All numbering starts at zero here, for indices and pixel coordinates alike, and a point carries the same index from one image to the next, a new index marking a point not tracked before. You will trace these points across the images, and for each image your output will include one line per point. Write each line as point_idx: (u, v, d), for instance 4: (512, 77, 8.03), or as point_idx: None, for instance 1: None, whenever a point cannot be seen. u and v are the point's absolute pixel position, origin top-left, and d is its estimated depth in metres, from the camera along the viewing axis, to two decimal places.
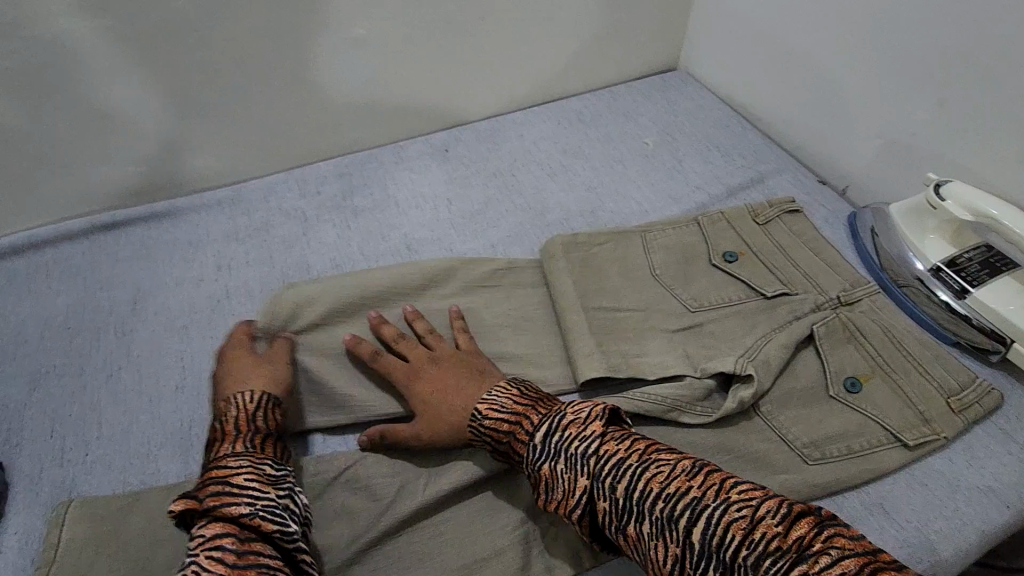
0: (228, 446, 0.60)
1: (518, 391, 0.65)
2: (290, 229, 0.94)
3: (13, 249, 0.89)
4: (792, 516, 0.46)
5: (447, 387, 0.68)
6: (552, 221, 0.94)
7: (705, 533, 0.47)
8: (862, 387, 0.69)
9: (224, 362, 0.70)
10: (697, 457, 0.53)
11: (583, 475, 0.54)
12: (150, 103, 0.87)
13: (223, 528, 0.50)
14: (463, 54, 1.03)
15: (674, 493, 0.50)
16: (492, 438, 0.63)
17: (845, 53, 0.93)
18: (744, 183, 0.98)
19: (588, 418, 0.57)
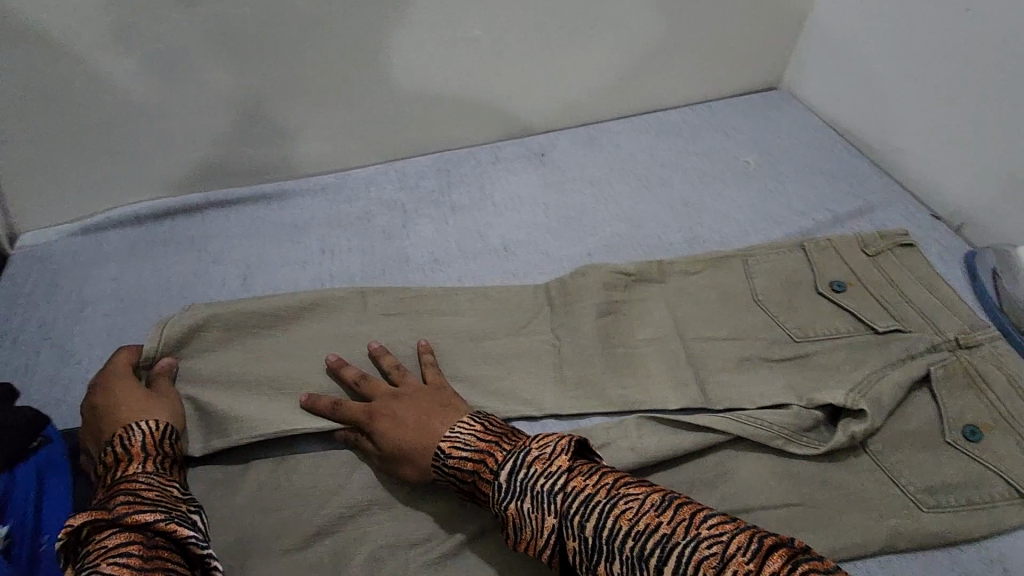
0: (130, 466, 0.60)
1: (482, 427, 0.62)
2: (390, 220, 0.96)
3: (135, 218, 0.95)
4: (763, 551, 0.46)
5: (409, 422, 0.65)
6: (649, 234, 0.93)
7: (675, 570, 0.47)
8: (982, 437, 0.66)
9: (109, 390, 0.67)
10: (662, 491, 0.52)
11: (552, 515, 0.52)
12: (271, 89, 0.91)
13: (126, 536, 0.50)
14: (570, 60, 1.03)
15: (644, 530, 0.49)
16: (458, 478, 0.61)
17: (902, 70, 0.99)
18: (851, 212, 0.95)
19: (554, 453, 0.55)
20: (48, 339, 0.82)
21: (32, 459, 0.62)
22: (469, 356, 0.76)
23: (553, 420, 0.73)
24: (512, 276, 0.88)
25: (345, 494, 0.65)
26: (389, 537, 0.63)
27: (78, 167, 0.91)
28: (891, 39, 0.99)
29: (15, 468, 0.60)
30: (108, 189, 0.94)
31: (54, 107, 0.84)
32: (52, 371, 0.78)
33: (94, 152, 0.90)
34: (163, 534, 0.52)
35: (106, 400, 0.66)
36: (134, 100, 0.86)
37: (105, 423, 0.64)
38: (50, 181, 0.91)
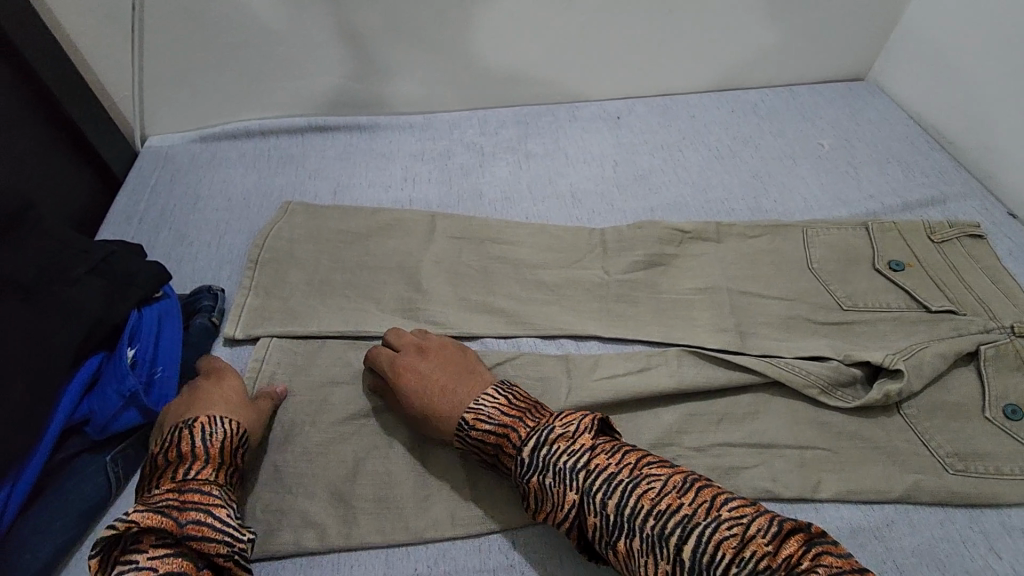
0: (202, 470, 0.58)
1: (506, 401, 0.63)
2: (468, 159, 1.04)
3: (247, 133, 1.07)
4: (783, 535, 0.48)
5: (436, 386, 0.66)
6: (714, 199, 0.96)
7: (695, 553, 0.49)
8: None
9: (202, 383, 0.66)
10: (682, 472, 0.55)
11: (572, 490, 0.55)
12: (379, 28, 0.99)
13: (183, 566, 0.51)
14: (658, 30, 1.06)
15: (665, 510, 0.52)
16: (480, 449, 0.62)
17: (982, 65, 0.98)
18: (924, 200, 0.94)
19: (577, 431, 0.58)
20: (167, 222, 0.94)
21: (155, 305, 0.72)
22: (530, 282, 0.83)
23: (599, 344, 0.78)
24: (576, 220, 0.94)
25: None
26: None
27: (206, 82, 1.02)
28: (988, 34, 0.96)
29: (143, 308, 0.71)
30: (227, 104, 1.06)
31: (195, 25, 0.95)
32: (169, 247, 0.90)
33: (221, 70, 1.01)
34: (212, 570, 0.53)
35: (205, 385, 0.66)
36: (262, 27, 0.97)
37: (191, 407, 0.63)
38: (181, 91, 1.03)
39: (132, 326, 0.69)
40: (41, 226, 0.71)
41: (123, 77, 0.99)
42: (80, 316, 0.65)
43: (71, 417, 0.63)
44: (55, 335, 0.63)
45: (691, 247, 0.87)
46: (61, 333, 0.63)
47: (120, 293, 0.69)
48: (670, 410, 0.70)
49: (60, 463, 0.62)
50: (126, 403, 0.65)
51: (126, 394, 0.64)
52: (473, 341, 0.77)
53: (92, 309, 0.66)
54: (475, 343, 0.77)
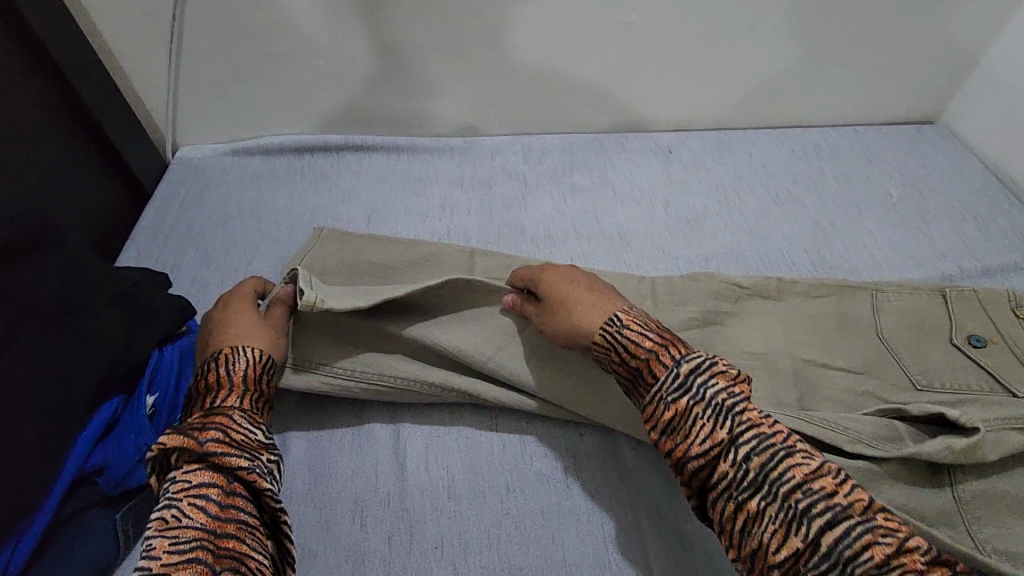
0: (225, 396, 0.57)
1: (658, 323, 0.60)
2: (510, 190, 0.98)
3: (280, 148, 1.02)
4: (934, 557, 0.43)
5: (583, 286, 0.65)
6: (773, 249, 0.89)
7: (838, 541, 0.44)
8: None
9: (222, 313, 0.65)
10: (837, 464, 0.49)
11: (722, 432, 0.50)
12: (425, 47, 0.94)
13: (211, 479, 0.50)
14: (721, 62, 1.00)
15: (818, 491, 0.46)
16: (625, 353, 0.57)
17: None
18: (1005, 265, 0.86)
19: (738, 377, 0.53)
20: (194, 242, 0.90)
21: (177, 342, 0.67)
22: None
23: None
24: (624, 265, 0.88)
25: (439, 438, 0.68)
26: (471, 486, 0.64)
27: (242, 93, 0.98)
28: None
29: (164, 347, 0.66)
30: (263, 117, 1.02)
31: (235, 34, 0.91)
32: (193, 270, 0.86)
33: (258, 84, 0.97)
34: (246, 485, 0.51)
35: (222, 317, 0.65)
36: (305, 39, 0.92)
37: (217, 335, 0.62)
38: (217, 102, 0.99)
39: (154, 367, 0.64)
40: (64, 247, 0.67)
41: (158, 85, 0.95)
42: (99, 351, 0.60)
43: (83, 466, 0.58)
44: (74, 370, 0.58)
45: (750, 305, 0.80)
46: (80, 370, 0.59)
47: (142, 325, 0.65)
48: None
49: (65, 517, 0.58)
50: (143, 457, 0.60)
51: (143, 448, 0.60)
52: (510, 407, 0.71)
53: (115, 343, 0.61)
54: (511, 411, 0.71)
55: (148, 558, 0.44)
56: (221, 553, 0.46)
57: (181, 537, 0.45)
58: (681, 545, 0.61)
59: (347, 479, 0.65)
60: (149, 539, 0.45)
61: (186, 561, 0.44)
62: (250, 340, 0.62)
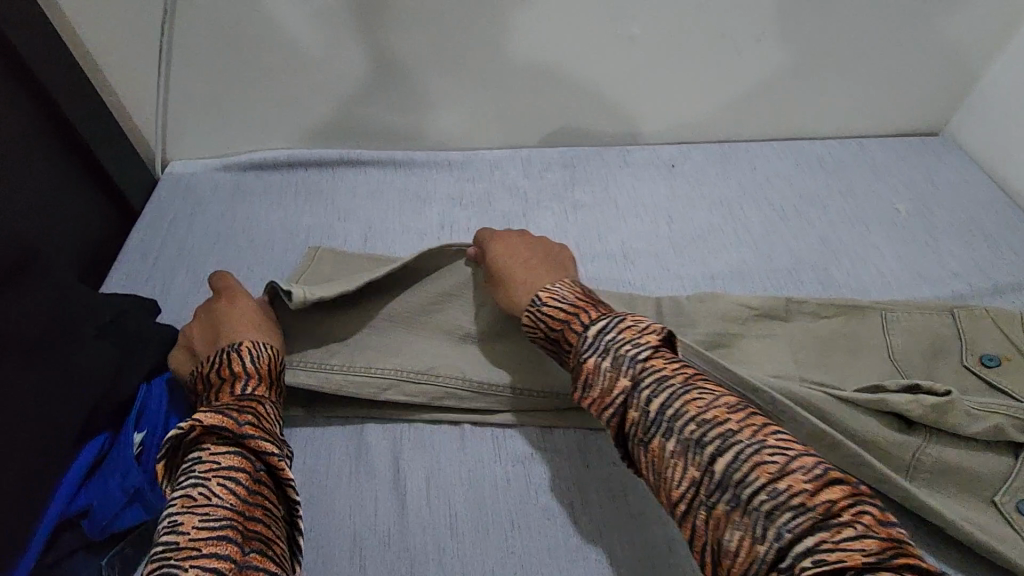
0: (252, 386, 0.59)
1: (581, 290, 0.64)
2: (510, 206, 0.96)
3: (273, 164, 1.00)
4: (824, 478, 0.44)
5: (520, 263, 0.70)
6: (780, 267, 0.88)
7: (728, 467, 0.46)
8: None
9: (224, 311, 0.65)
10: (740, 399, 0.51)
11: (625, 378, 0.53)
12: (422, 59, 0.92)
13: (240, 464, 0.52)
14: (724, 74, 0.98)
15: (711, 421, 0.49)
16: (547, 325, 0.62)
17: None
18: (1016, 283, 0.85)
19: (645, 329, 0.56)
20: (184, 263, 0.87)
21: (166, 373, 0.64)
22: None
23: None
24: (628, 285, 0.85)
25: (441, 471, 0.66)
26: (476, 523, 0.62)
27: (234, 106, 0.95)
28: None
29: (152, 379, 0.63)
30: (255, 131, 0.99)
31: (226, 46, 0.88)
32: (183, 293, 0.83)
33: (251, 98, 0.95)
34: (271, 473, 0.53)
35: (225, 316, 0.65)
36: (299, 52, 0.90)
37: (226, 332, 0.63)
38: (208, 117, 0.96)
39: (139, 402, 0.61)
40: (49, 274, 0.64)
41: (146, 99, 0.92)
42: (84, 385, 0.58)
43: (66, 510, 0.55)
44: (57, 410, 0.56)
45: (759, 326, 0.78)
46: (64, 407, 0.56)
47: (130, 357, 0.62)
48: None
49: (48, 567, 0.54)
50: (129, 501, 0.56)
51: (128, 490, 0.56)
52: (514, 435, 0.69)
53: (100, 380, 0.59)
54: (515, 440, 0.69)
55: (178, 533, 0.46)
56: (248, 534, 0.47)
57: (211, 514, 0.47)
58: None
59: (345, 517, 0.62)
60: (177, 514, 0.47)
61: (215, 536, 0.45)
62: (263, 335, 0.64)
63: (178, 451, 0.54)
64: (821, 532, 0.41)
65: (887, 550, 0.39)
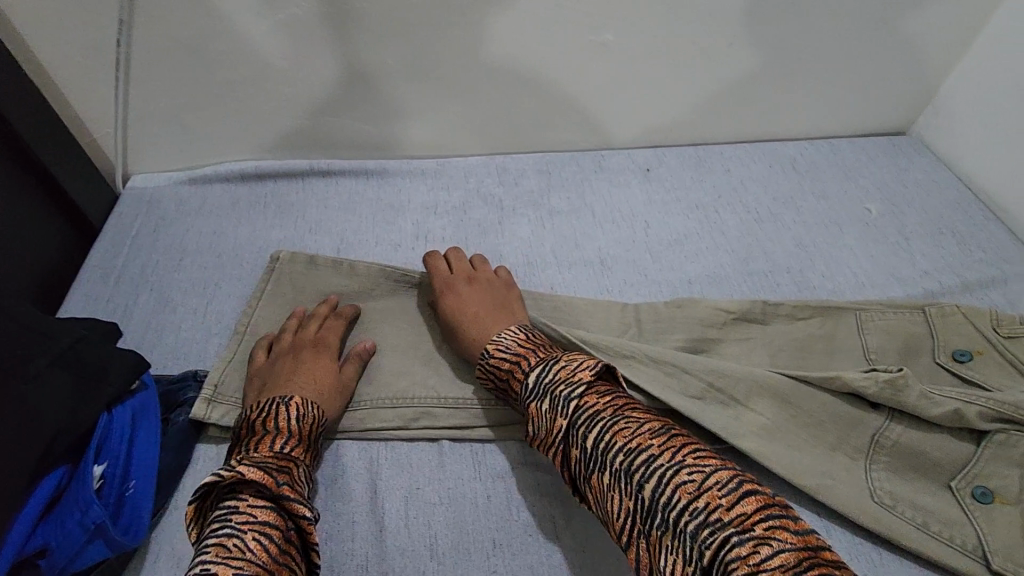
0: (291, 445, 0.59)
1: (524, 336, 0.67)
2: (485, 214, 0.95)
3: (241, 177, 0.97)
4: (741, 492, 0.46)
5: (466, 311, 0.73)
6: (756, 271, 0.88)
7: (654, 491, 0.48)
8: (993, 502, 0.61)
9: (303, 358, 0.68)
10: (668, 425, 0.54)
11: (561, 418, 0.56)
12: (392, 67, 0.90)
13: (274, 521, 0.50)
14: (698, 79, 0.98)
15: (636, 448, 0.51)
16: (495, 375, 0.66)
17: None
18: (984, 280, 0.86)
19: (578, 367, 0.59)
20: (149, 282, 0.83)
21: (128, 402, 0.62)
22: None
23: None
24: (605, 292, 0.85)
25: (419, 491, 0.64)
26: (457, 542, 0.61)
27: (198, 118, 0.92)
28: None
29: (113, 409, 0.61)
30: (222, 142, 0.96)
31: (189, 57, 0.85)
32: (148, 313, 0.80)
33: (216, 109, 0.92)
34: (300, 535, 0.52)
35: (301, 364, 0.68)
36: (265, 61, 0.87)
37: (290, 382, 0.65)
38: (172, 129, 0.93)
39: (101, 433, 0.59)
40: None
41: (105, 112, 0.89)
42: (39, 419, 0.55)
43: (21, 552, 0.51)
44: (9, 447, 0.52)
45: (737, 331, 0.78)
46: (12, 448, 0.52)
47: (89, 386, 0.59)
48: None
49: None
50: (91, 537, 0.54)
51: (90, 526, 0.53)
52: (493, 449, 0.68)
53: (57, 413, 0.56)
54: (494, 453, 0.68)
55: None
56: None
57: (244, 569, 0.45)
58: None
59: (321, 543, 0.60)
60: (210, 564, 0.45)
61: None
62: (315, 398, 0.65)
63: (205, 502, 0.52)
64: (739, 550, 0.42)
65: (800, 560, 0.41)
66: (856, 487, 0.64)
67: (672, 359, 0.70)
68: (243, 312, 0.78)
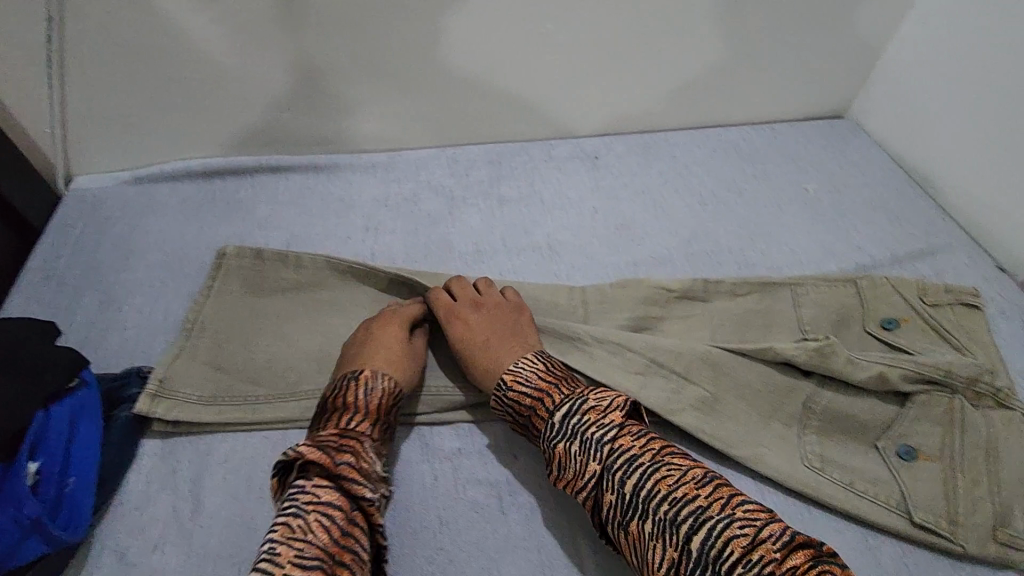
0: (359, 420, 0.60)
1: (544, 367, 0.65)
2: (436, 205, 0.96)
3: (189, 175, 0.96)
4: (792, 546, 0.47)
5: (479, 340, 0.69)
6: (698, 251, 0.91)
7: (703, 543, 0.49)
8: (916, 460, 0.65)
9: (368, 331, 0.69)
10: (707, 471, 0.55)
11: (595, 462, 0.56)
12: (336, 62, 0.90)
13: (337, 502, 0.52)
14: (641, 68, 1.01)
15: (682, 497, 0.52)
16: (514, 409, 0.64)
17: (968, 110, 0.96)
18: (913, 253, 0.91)
19: (608, 407, 0.60)
20: (92, 282, 0.82)
21: (67, 400, 0.61)
22: None
23: None
24: (553, 276, 0.87)
25: None
26: (403, 523, 0.62)
27: (141, 117, 0.91)
28: (985, 78, 0.92)
29: (50, 408, 0.60)
30: (167, 141, 0.95)
31: (127, 55, 0.84)
32: (92, 313, 0.79)
33: (159, 108, 0.91)
34: (364, 515, 0.53)
35: (368, 337, 0.69)
36: (207, 59, 0.86)
37: (357, 357, 0.66)
38: (114, 129, 0.92)
39: (36, 433, 0.58)
40: None
41: (42, 113, 0.87)
42: None
43: None
44: None
45: (678, 308, 0.81)
46: None
47: (23, 387, 0.59)
48: None
49: None
50: (26, 533, 0.54)
51: (24, 522, 0.53)
52: (440, 430, 0.69)
53: None
54: (441, 434, 0.69)
55: (274, 563, 0.46)
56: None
57: (304, 551, 0.48)
58: (619, 564, 0.60)
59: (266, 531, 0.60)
60: (276, 544, 0.48)
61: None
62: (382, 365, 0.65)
63: (287, 476, 0.56)
64: None
65: None
66: (788, 451, 0.66)
67: (614, 337, 0.72)
68: (189, 308, 0.77)
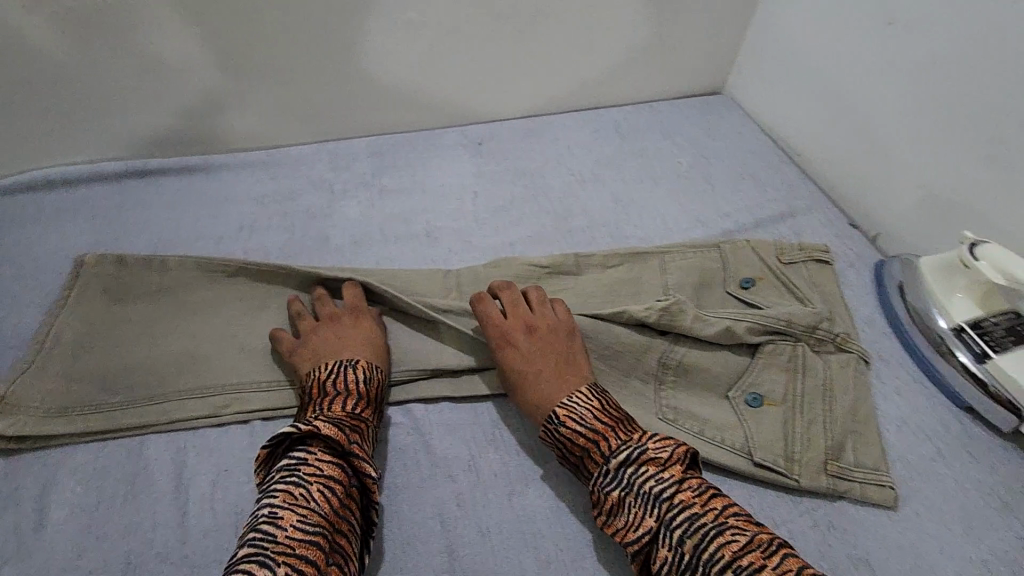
0: (360, 407, 0.63)
1: (600, 405, 0.62)
2: (314, 200, 0.95)
3: (47, 183, 0.92)
4: None
5: (529, 368, 0.67)
6: (575, 228, 0.93)
7: None
8: (761, 406, 0.69)
9: (352, 329, 0.70)
10: (771, 535, 0.52)
11: (650, 518, 0.54)
12: (195, 60, 0.88)
13: (341, 477, 0.55)
14: (515, 55, 1.02)
15: (747, 566, 0.49)
16: (566, 447, 0.61)
17: (821, 81, 1.02)
18: (774, 217, 0.96)
19: (669, 460, 0.57)
20: None
21: None
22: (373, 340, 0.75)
23: (451, 405, 0.72)
24: (431, 262, 0.87)
25: (228, 472, 0.64)
26: None
27: None
28: (833, 50, 0.99)
29: None
30: (20, 149, 0.91)
31: None
32: None
33: (4, 116, 0.86)
34: (361, 490, 0.56)
35: (346, 333, 0.70)
36: (51, 61, 0.82)
37: (349, 350, 0.68)
38: None
39: None
40: None
41: None
42: None
43: None
44: None
45: (550, 283, 0.82)
46: None
47: None
48: (520, 475, 0.66)
49: None
50: None
51: None
52: None
53: None
54: None
55: (276, 527, 0.49)
56: (334, 546, 0.50)
57: (307, 517, 0.50)
58: (480, 532, 0.62)
59: (116, 537, 0.59)
60: (278, 508, 0.50)
61: (308, 541, 0.49)
62: (372, 358, 0.68)
63: (280, 447, 0.57)
64: None
65: None
66: (644, 409, 0.69)
67: None
68: (41, 320, 0.74)
